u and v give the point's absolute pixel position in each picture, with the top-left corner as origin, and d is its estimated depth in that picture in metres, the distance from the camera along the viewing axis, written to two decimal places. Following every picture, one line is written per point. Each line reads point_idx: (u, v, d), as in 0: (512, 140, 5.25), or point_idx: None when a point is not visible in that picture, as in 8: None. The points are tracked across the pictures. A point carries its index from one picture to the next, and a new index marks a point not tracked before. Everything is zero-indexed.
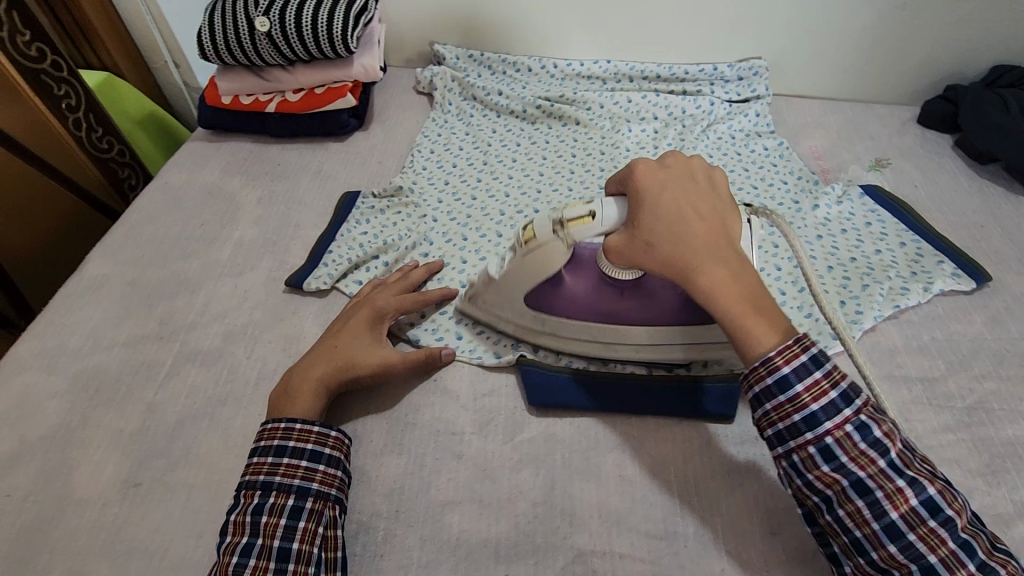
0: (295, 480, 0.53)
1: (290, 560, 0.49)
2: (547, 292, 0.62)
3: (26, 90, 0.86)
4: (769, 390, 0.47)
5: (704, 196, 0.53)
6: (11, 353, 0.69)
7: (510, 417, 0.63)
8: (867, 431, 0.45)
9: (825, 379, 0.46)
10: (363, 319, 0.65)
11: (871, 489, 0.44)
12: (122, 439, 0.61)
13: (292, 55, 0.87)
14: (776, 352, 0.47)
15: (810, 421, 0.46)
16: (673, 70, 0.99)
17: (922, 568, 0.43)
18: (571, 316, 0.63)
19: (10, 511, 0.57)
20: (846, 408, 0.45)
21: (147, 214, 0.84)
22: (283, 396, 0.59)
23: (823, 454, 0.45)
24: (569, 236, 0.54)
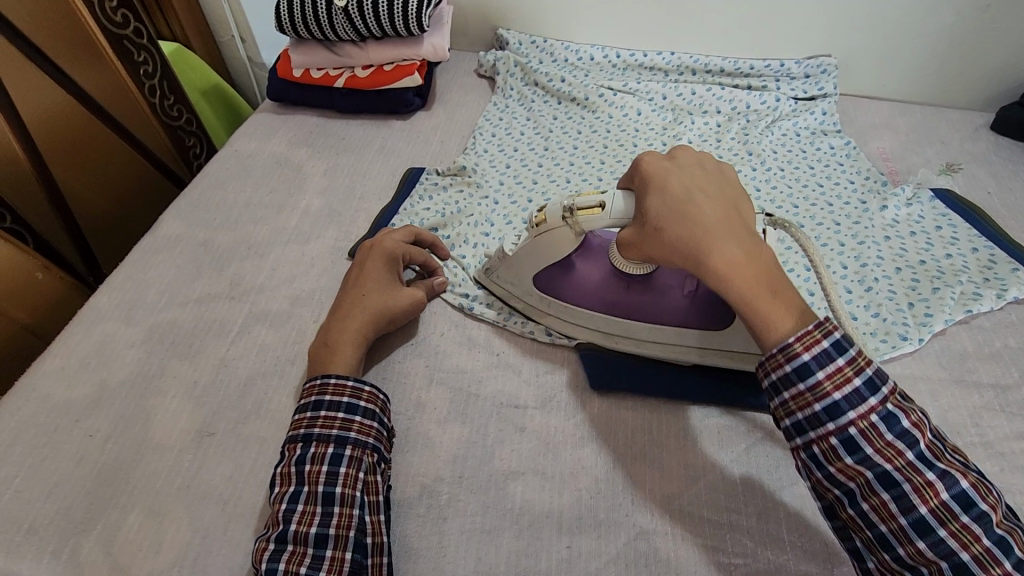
0: (333, 430, 0.54)
1: (334, 504, 0.51)
2: (558, 276, 0.65)
3: (108, 52, 0.89)
4: (788, 377, 0.46)
5: (715, 184, 0.54)
6: (91, 303, 0.71)
7: (571, 396, 0.64)
8: (894, 421, 0.44)
9: (848, 366, 0.45)
10: (382, 267, 0.67)
11: (898, 482, 0.44)
12: (196, 391, 0.64)
13: (365, 31, 0.88)
14: (795, 338, 0.46)
15: (832, 410, 0.45)
16: (738, 64, 0.98)
17: (953, 566, 0.42)
18: (577, 304, 0.66)
19: (91, 451, 0.59)
20: (870, 396, 0.45)
21: (217, 179, 0.86)
22: (323, 344, 0.61)
23: (847, 446, 0.45)
24: (578, 222, 0.58)
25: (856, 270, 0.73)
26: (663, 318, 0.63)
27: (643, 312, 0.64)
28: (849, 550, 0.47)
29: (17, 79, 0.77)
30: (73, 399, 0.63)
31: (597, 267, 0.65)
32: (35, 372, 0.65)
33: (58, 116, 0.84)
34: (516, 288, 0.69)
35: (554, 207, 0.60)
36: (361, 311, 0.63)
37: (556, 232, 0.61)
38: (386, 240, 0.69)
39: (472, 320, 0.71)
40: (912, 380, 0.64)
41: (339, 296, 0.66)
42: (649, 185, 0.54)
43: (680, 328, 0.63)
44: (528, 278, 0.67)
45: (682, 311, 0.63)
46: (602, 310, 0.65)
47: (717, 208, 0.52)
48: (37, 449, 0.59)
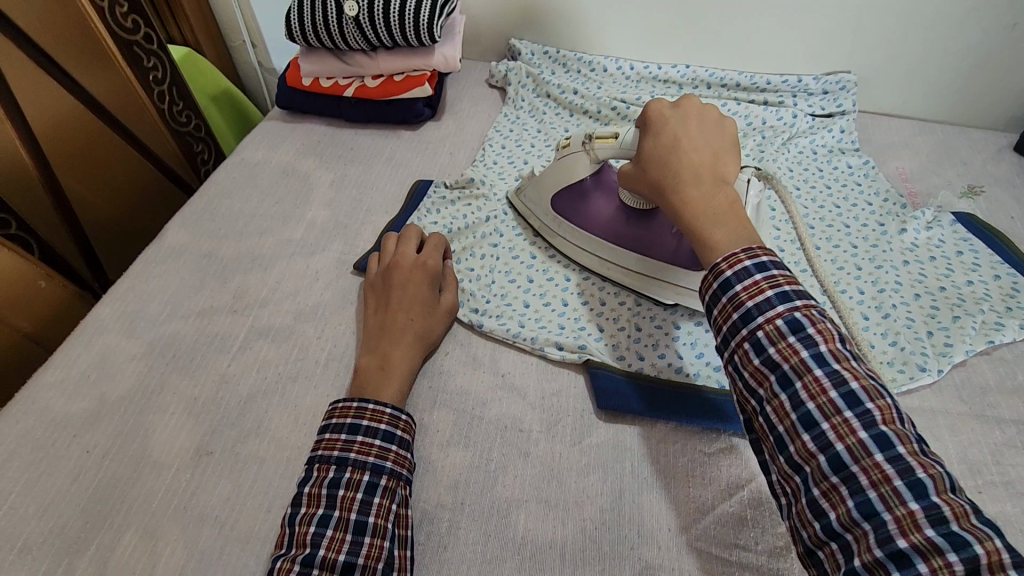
0: (370, 458, 0.54)
1: (365, 533, 0.50)
2: (572, 200, 0.75)
3: (118, 58, 0.89)
4: (715, 294, 0.49)
5: (710, 135, 0.60)
6: (93, 313, 0.71)
7: (577, 420, 0.62)
8: (797, 326, 0.45)
9: (764, 281, 0.47)
10: (425, 286, 0.68)
11: (792, 381, 0.44)
12: (196, 408, 0.62)
13: (376, 40, 0.87)
14: (723, 259, 0.49)
15: (745, 317, 0.47)
16: (754, 79, 0.96)
17: (830, 460, 0.41)
18: (583, 229, 0.74)
19: (89, 467, 0.58)
20: (779, 303, 0.46)
21: (224, 188, 0.85)
22: (378, 367, 0.61)
23: (753, 348, 0.46)
24: (594, 149, 0.68)
25: (873, 296, 0.71)
26: (653, 253, 0.70)
27: (638, 244, 0.71)
28: (761, 462, 0.48)
29: (25, 82, 0.76)
30: (71, 413, 0.62)
31: (607, 200, 0.74)
32: (34, 384, 0.64)
33: (66, 121, 0.83)
34: (537, 209, 0.78)
35: (577, 135, 0.71)
36: (420, 332, 0.65)
37: (574, 156, 0.71)
38: (427, 258, 0.70)
39: (481, 338, 0.69)
40: (930, 414, 0.62)
41: (382, 319, 0.65)
42: (648, 130, 0.62)
43: (667, 264, 0.69)
44: (547, 198, 0.76)
45: (670, 248, 0.69)
46: (601, 236, 0.73)
47: (696, 155, 0.58)
48: (33, 464, 0.58)
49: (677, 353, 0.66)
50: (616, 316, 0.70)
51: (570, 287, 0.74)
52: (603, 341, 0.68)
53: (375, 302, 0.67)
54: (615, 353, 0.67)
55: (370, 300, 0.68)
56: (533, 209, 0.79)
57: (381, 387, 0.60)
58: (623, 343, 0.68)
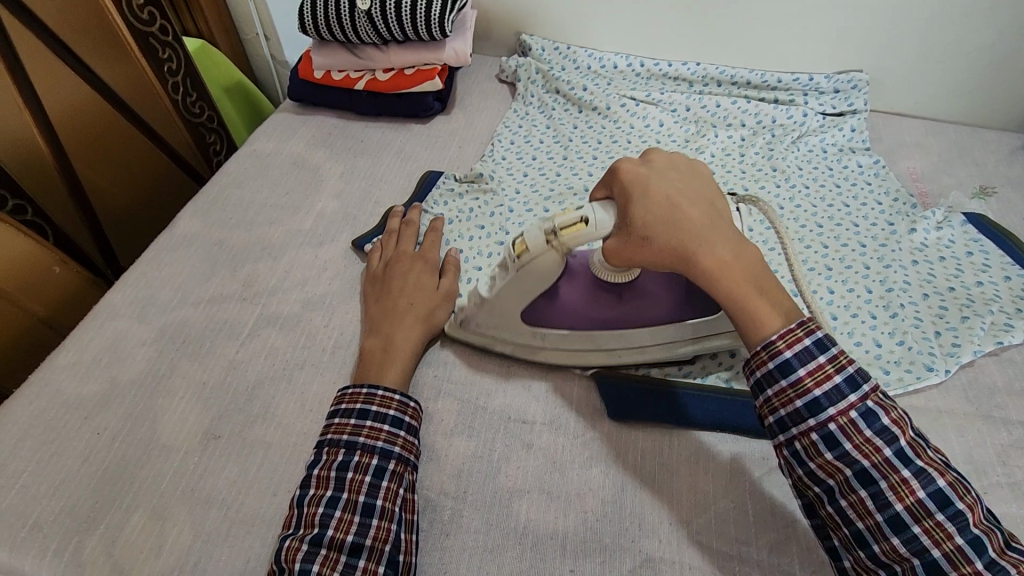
0: (379, 442, 0.55)
1: (373, 516, 0.51)
2: (547, 308, 0.63)
3: (134, 49, 0.90)
4: (772, 375, 0.49)
5: (693, 184, 0.56)
6: (105, 299, 0.72)
7: (581, 414, 0.62)
8: (874, 418, 0.46)
9: (829, 364, 0.48)
10: (421, 275, 0.69)
11: (875, 479, 0.46)
12: (204, 393, 0.63)
13: (388, 34, 0.87)
14: (778, 335, 0.49)
15: (814, 407, 0.47)
16: (766, 77, 0.96)
17: (926, 562, 0.44)
18: (573, 327, 0.63)
19: (98, 449, 0.59)
20: (850, 393, 0.47)
21: (235, 179, 0.86)
22: (381, 349, 0.62)
23: (827, 442, 0.47)
24: (564, 243, 0.55)
25: (881, 295, 0.71)
26: (662, 317, 0.61)
27: (643, 316, 0.62)
28: (828, 546, 0.49)
29: (42, 70, 0.78)
30: (83, 396, 0.63)
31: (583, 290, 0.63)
32: (47, 366, 0.65)
33: (82, 111, 0.84)
34: (504, 332, 0.65)
35: (531, 234, 0.57)
36: (420, 315, 0.65)
37: (542, 259, 0.57)
38: (426, 251, 0.72)
39: None
40: (936, 414, 0.62)
41: (383, 304, 0.66)
42: (631, 198, 0.54)
43: (680, 322, 0.61)
44: (515, 318, 0.64)
45: (679, 304, 0.61)
46: (601, 325, 0.63)
47: (698, 210, 0.53)
48: (46, 445, 0.59)
49: (689, 357, 0.66)
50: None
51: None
52: None
53: (375, 294, 0.69)
54: None
55: (372, 287, 0.70)
56: (495, 334, 0.66)
57: (384, 366, 0.61)
58: None
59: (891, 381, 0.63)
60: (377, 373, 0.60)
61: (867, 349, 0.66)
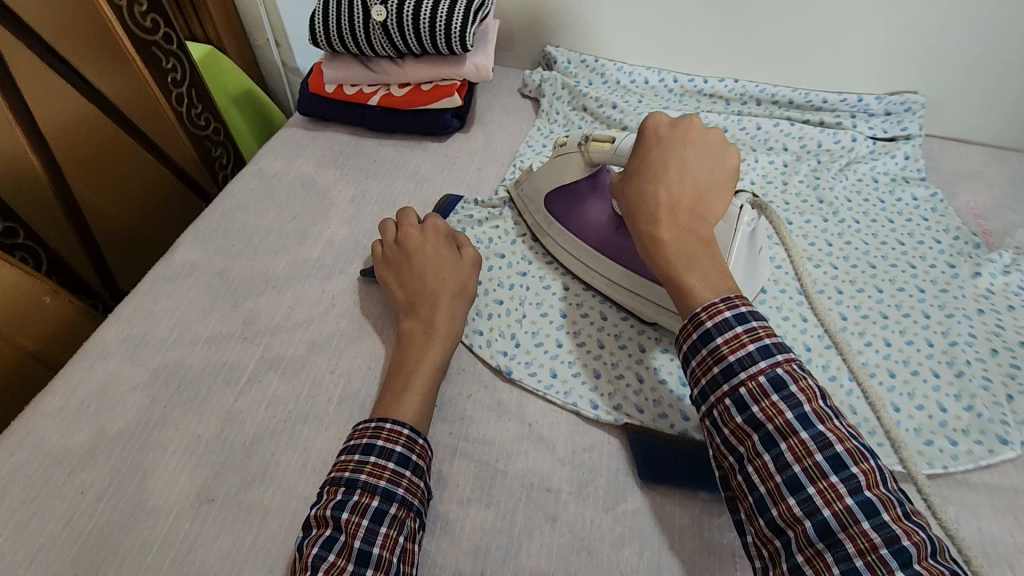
0: (381, 482, 0.50)
1: (368, 566, 0.46)
2: (567, 202, 0.71)
3: (137, 61, 0.85)
4: (695, 345, 0.48)
5: (701, 169, 0.58)
6: (97, 336, 0.66)
7: (612, 482, 0.56)
8: (780, 383, 0.44)
9: (746, 334, 0.47)
10: (440, 247, 0.68)
11: (776, 442, 0.43)
12: (199, 448, 0.58)
13: (405, 47, 0.81)
14: (702, 308, 0.49)
15: (726, 371, 0.46)
16: (810, 96, 0.89)
17: (817, 526, 0.40)
18: (570, 231, 0.70)
19: (83, 509, 0.54)
20: (761, 359, 0.46)
21: (239, 201, 0.80)
22: (423, 332, 0.62)
23: (736, 406, 0.45)
24: (589, 151, 0.65)
25: (944, 349, 0.64)
26: (637, 268, 0.65)
27: (621, 255, 0.66)
28: (737, 521, 0.47)
29: (39, 85, 0.73)
30: (68, 447, 0.58)
31: (602, 203, 0.69)
32: (31, 412, 0.60)
33: (79, 126, 0.79)
34: (532, 207, 0.75)
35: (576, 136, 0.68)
36: (454, 289, 0.65)
37: (571, 157, 0.68)
38: (431, 225, 0.71)
39: (509, 384, 0.64)
40: (1012, 495, 0.55)
41: (412, 287, 0.65)
42: (635, 156, 0.60)
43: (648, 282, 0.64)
44: (541, 197, 0.73)
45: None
46: (588, 244, 0.69)
47: (681, 190, 0.56)
48: (25, 504, 0.54)
49: None
50: (658, 366, 0.63)
51: (607, 327, 0.67)
52: (640, 395, 0.61)
53: (394, 281, 0.67)
54: (654, 411, 0.60)
55: (390, 272, 0.68)
56: (526, 205, 0.76)
57: (427, 350, 0.60)
58: (665, 399, 0.61)
59: (960, 455, 0.57)
60: (419, 359, 0.59)
61: (931, 415, 0.60)
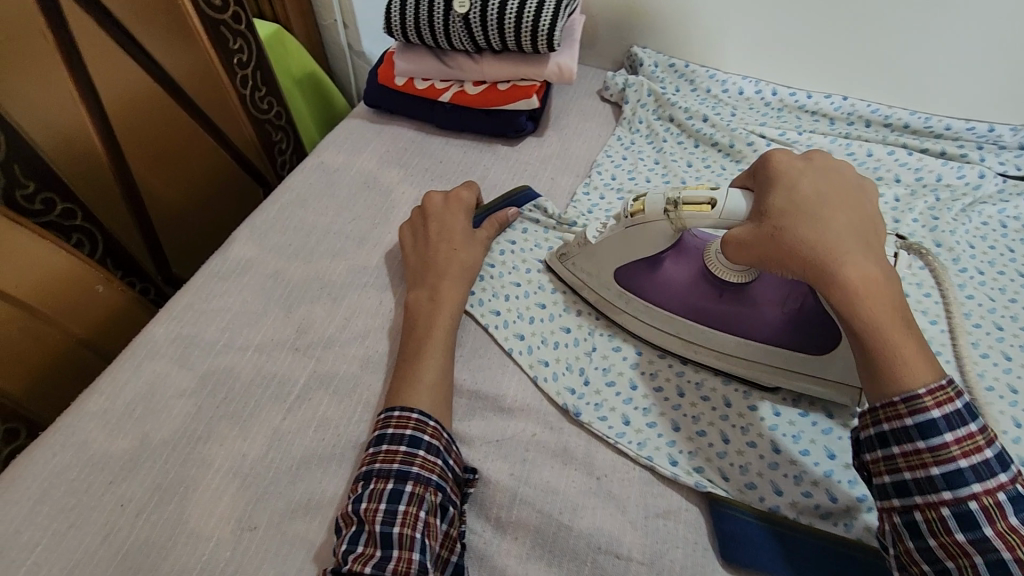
0: (394, 465, 0.49)
1: (392, 546, 0.46)
2: (644, 274, 0.60)
3: (204, 40, 0.81)
4: (907, 431, 0.41)
5: (845, 209, 0.47)
6: (146, 333, 0.63)
7: (689, 556, 0.50)
8: (1021, 506, 0.39)
9: (979, 436, 0.41)
10: (456, 215, 0.68)
11: (1013, 574, 0.37)
12: (243, 470, 0.55)
13: (485, 42, 0.75)
14: (926, 390, 0.41)
15: (952, 478, 0.40)
16: (930, 122, 0.79)
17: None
18: (662, 304, 0.60)
19: (121, 524, 0.51)
20: (1000, 472, 0.40)
21: (298, 196, 0.76)
22: (428, 299, 0.61)
23: (960, 518, 0.39)
24: (682, 218, 0.52)
25: None
26: (755, 333, 0.57)
27: (734, 321, 0.58)
28: None
29: (106, 61, 0.69)
30: (110, 453, 0.55)
31: (681, 266, 0.60)
32: (75, 411, 0.58)
33: (142, 106, 0.76)
34: (593, 280, 0.63)
35: (656, 197, 0.54)
36: (461, 262, 0.64)
37: (655, 225, 0.55)
38: (460, 192, 0.70)
39: (575, 427, 0.58)
40: None
41: (421, 255, 0.65)
42: (773, 187, 0.49)
43: (772, 347, 0.57)
44: (607, 270, 0.61)
45: (777, 328, 0.57)
46: (688, 313, 0.59)
47: (845, 219, 0.46)
48: (64, 513, 0.52)
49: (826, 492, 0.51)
50: (746, 425, 0.56)
51: (687, 373, 0.60)
52: (725, 463, 0.54)
53: (411, 246, 0.67)
54: (740, 481, 0.53)
55: (411, 245, 0.67)
56: (584, 278, 0.64)
57: (432, 320, 0.60)
58: (753, 467, 0.53)
59: None
60: (429, 321, 0.60)
61: None
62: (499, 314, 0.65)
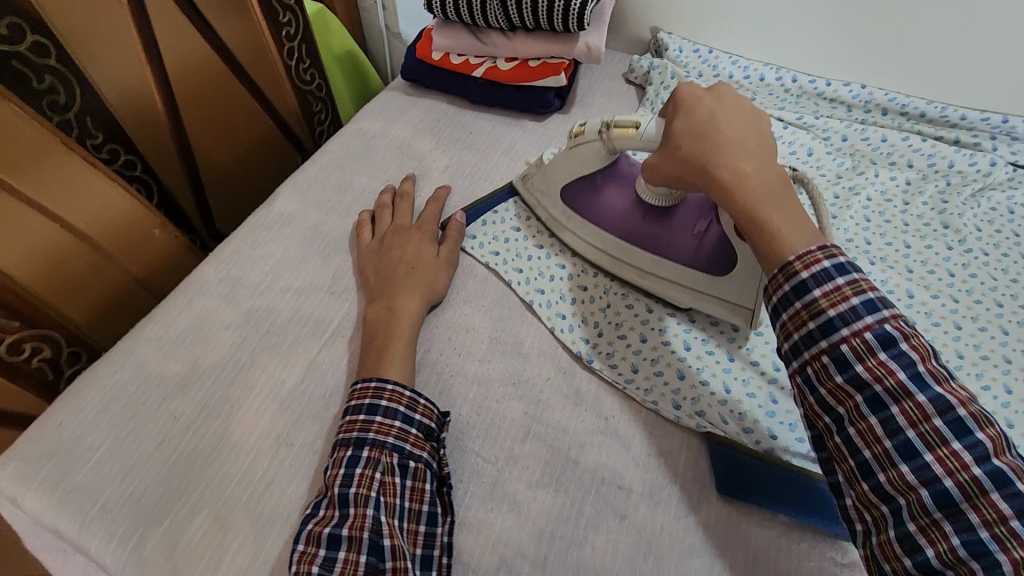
0: (353, 433, 0.52)
1: (349, 504, 0.48)
2: (584, 194, 0.69)
3: (256, 12, 0.87)
4: (787, 297, 0.45)
5: (749, 114, 0.54)
6: (197, 273, 0.69)
7: (686, 489, 0.54)
8: (889, 341, 0.41)
9: (848, 287, 0.43)
10: (414, 242, 0.69)
11: (886, 404, 0.41)
12: (281, 394, 0.60)
13: (519, 21, 0.80)
14: (796, 257, 0.45)
15: (826, 328, 0.43)
16: (947, 112, 0.82)
17: (935, 495, 0.38)
18: (593, 223, 0.69)
19: (173, 434, 0.57)
20: (867, 314, 0.42)
21: (337, 159, 0.82)
22: (384, 314, 0.62)
23: (837, 364, 0.42)
24: (612, 138, 0.62)
25: None
26: (669, 255, 0.65)
27: (652, 243, 0.66)
28: (833, 485, 0.45)
29: (171, 26, 0.76)
30: (164, 373, 0.61)
31: (620, 191, 0.68)
32: (133, 336, 0.64)
33: (200, 71, 0.82)
34: (545, 200, 0.72)
35: (594, 122, 0.63)
36: (425, 283, 0.65)
37: (590, 145, 0.65)
38: (421, 222, 0.71)
39: (587, 373, 0.62)
40: None
41: (383, 272, 0.66)
42: (678, 112, 0.55)
43: (684, 267, 0.64)
44: (557, 188, 0.70)
45: (688, 252, 0.64)
46: (613, 232, 0.67)
47: (739, 132, 0.52)
48: (124, 421, 0.58)
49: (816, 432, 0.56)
50: (744, 392, 0.59)
51: (692, 338, 0.63)
52: (727, 408, 0.58)
53: (370, 267, 0.67)
54: (738, 425, 0.57)
55: (372, 261, 0.68)
56: (539, 198, 0.73)
57: (389, 331, 0.60)
58: (752, 414, 0.57)
59: None
60: (387, 335, 0.60)
61: None
62: (521, 272, 0.70)
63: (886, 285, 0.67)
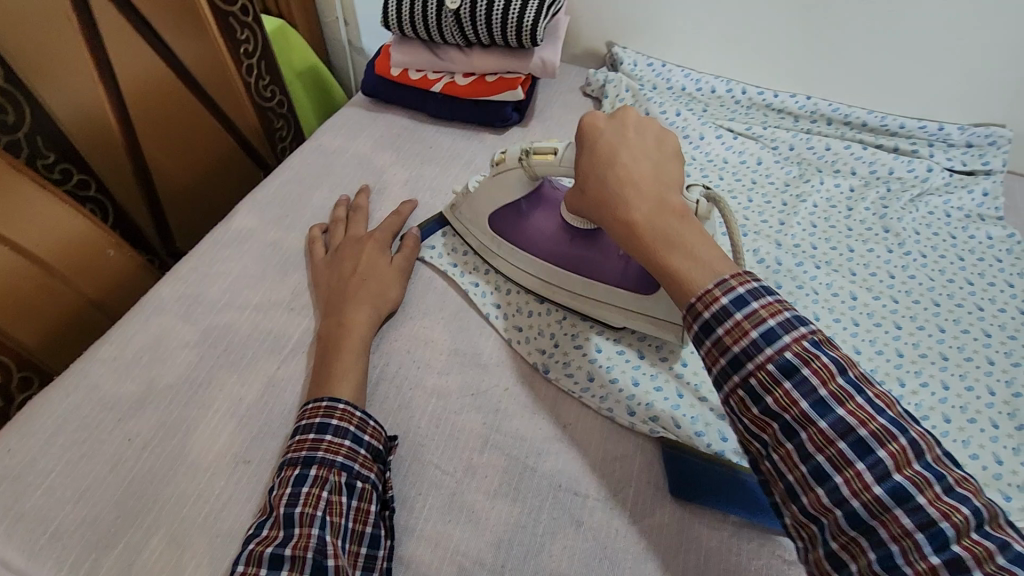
0: (302, 452, 0.52)
1: (294, 525, 0.47)
2: (512, 220, 0.70)
3: (213, 29, 0.88)
4: (698, 336, 0.45)
5: (651, 152, 0.55)
6: (154, 292, 0.69)
7: (641, 493, 0.56)
8: (790, 370, 0.41)
9: (747, 320, 0.43)
10: (368, 253, 0.69)
11: (796, 433, 0.40)
12: (240, 411, 0.60)
13: (474, 36, 0.81)
14: (697, 298, 0.45)
15: (734, 363, 0.43)
16: (886, 121, 0.86)
17: (847, 515, 0.38)
18: (523, 247, 0.69)
19: (128, 456, 0.57)
20: (767, 346, 0.42)
21: (297, 174, 0.82)
22: (336, 326, 0.62)
23: (750, 397, 0.42)
24: (532, 165, 0.63)
25: (1004, 399, 0.62)
26: (597, 276, 0.65)
27: (582, 265, 0.66)
28: (772, 505, 0.44)
29: (126, 45, 0.76)
30: (119, 395, 0.60)
31: (549, 217, 0.69)
32: (88, 357, 0.63)
33: (156, 88, 0.82)
34: (474, 230, 0.72)
35: (514, 150, 0.65)
36: (380, 293, 0.66)
37: (512, 172, 0.66)
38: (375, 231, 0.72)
39: (544, 382, 0.64)
40: None
41: (339, 282, 0.66)
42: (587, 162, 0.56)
43: (615, 288, 0.64)
44: (484, 218, 0.71)
45: (616, 273, 0.64)
46: (544, 256, 0.68)
47: (638, 169, 0.53)
48: (77, 444, 0.57)
49: None
50: (696, 416, 0.59)
51: (638, 395, 0.61)
52: (681, 412, 0.60)
53: (324, 283, 0.68)
54: (692, 428, 0.58)
55: (326, 274, 0.68)
56: (467, 228, 0.73)
57: (343, 342, 0.61)
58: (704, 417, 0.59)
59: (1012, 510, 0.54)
60: (342, 344, 0.60)
61: (984, 467, 0.57)
62: (478, 285, 0.71)
63: (831, 287, 0.70)
